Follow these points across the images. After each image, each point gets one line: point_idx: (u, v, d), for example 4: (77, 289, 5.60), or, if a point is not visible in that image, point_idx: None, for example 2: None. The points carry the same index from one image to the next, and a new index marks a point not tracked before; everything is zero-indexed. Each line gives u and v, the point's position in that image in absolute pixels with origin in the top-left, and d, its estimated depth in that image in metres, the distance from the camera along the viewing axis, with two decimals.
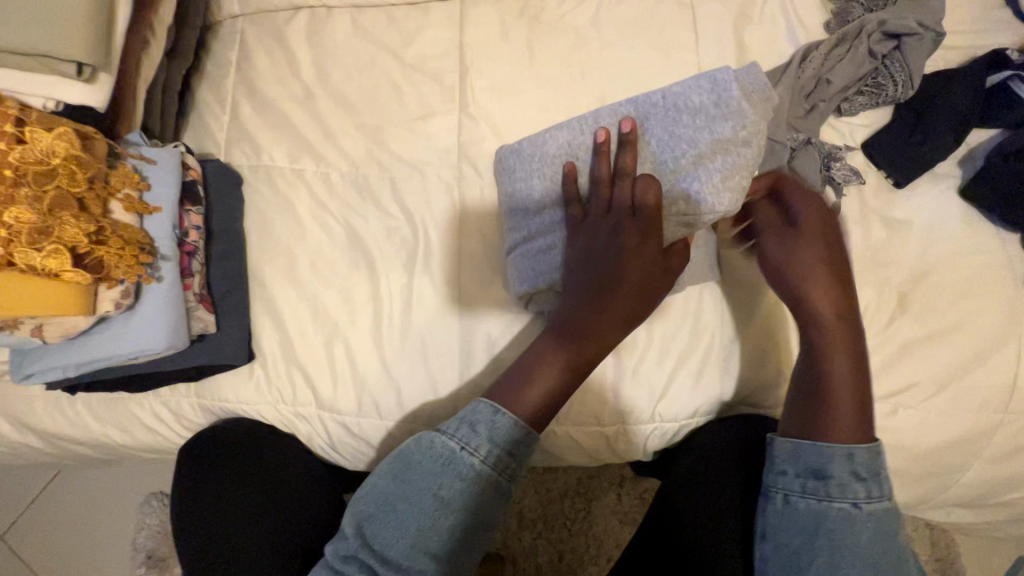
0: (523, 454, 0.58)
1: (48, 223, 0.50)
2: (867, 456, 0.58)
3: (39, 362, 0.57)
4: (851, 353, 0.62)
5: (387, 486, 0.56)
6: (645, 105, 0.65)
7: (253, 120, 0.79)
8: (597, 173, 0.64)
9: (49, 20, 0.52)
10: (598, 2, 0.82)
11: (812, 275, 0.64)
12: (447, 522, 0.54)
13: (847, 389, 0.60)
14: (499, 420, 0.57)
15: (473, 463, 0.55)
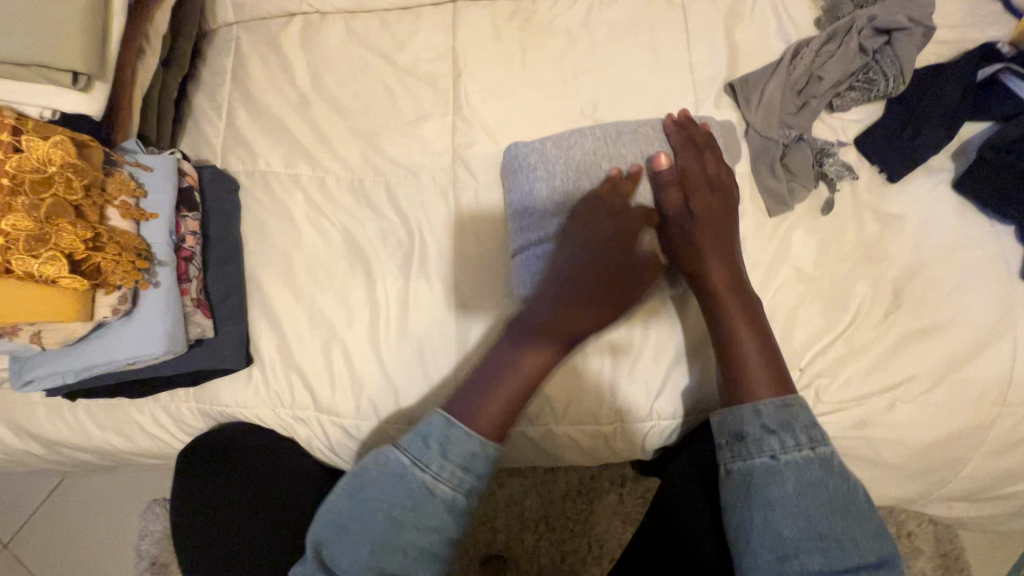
0: (481, 468, 0.58)
1: (44, 230, 0.50)
2: (774, 411, 0.59)
3: (39, 368, 0.58)
4: (750, 315, 0.65)
5: (339, 512, 0.56)
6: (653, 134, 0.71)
7: (249, 126, 0.79)
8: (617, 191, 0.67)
9: (44, 31, 0.53)
10: (588, 4, 0.82)
11: (711, 254, 0.67)
12: (402, 542, 0.54)
13: (762, 364, 0.62)
14: (453, 432, 0.58)
15: (427, 480, 0.56)
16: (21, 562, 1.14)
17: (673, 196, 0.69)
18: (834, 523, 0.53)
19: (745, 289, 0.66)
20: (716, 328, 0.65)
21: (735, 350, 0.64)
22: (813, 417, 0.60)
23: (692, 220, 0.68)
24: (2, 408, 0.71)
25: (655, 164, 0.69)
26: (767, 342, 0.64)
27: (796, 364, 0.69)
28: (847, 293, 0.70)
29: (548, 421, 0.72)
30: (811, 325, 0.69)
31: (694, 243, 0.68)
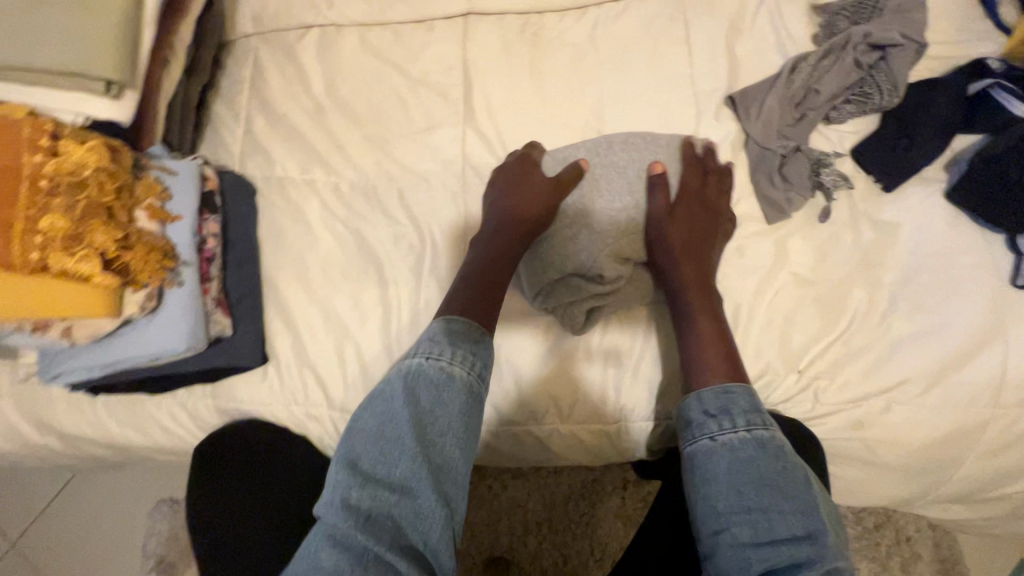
0: (486, 354, 0.64)
1: (79, 230, 0.52)
2: (714, 397, 0.62)
3: (67, 363, 0.60)
4: (711, 312, 0.68)
5: (372, 424, 0.59)
6: (658, 144, 0.75)
7: (266, 133, 0.82)
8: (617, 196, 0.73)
9: (81, 43, 0.56)
10: (595, 18, 0.86)
11: (684, 253, 0.70)
12: (437, 428, 0.58)
13: (716, 353, 0.65)
14: (453, 327, 0.64)
15: (443, 366, 0.61)
16: (34, 553, 1.17)
17: (658, 198, 0.72)
18: (762, 497, 0.56)
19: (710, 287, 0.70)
20: (680, 317, 0.69)
21: (694, 342, 0.66)
22: (755, 400, 0.62)
23: (669, 219, 0.71)
24: (24, 402, 0.73)
25: (650, 167, 0.73)
26: (727, 340, 0.67)
27: (795, 366, 0.71)
28: (843, 298, 0.72)
29: (554, 421, 0.74)
30: (810, 328, 0.71)
31: (668, 240, 0.71)
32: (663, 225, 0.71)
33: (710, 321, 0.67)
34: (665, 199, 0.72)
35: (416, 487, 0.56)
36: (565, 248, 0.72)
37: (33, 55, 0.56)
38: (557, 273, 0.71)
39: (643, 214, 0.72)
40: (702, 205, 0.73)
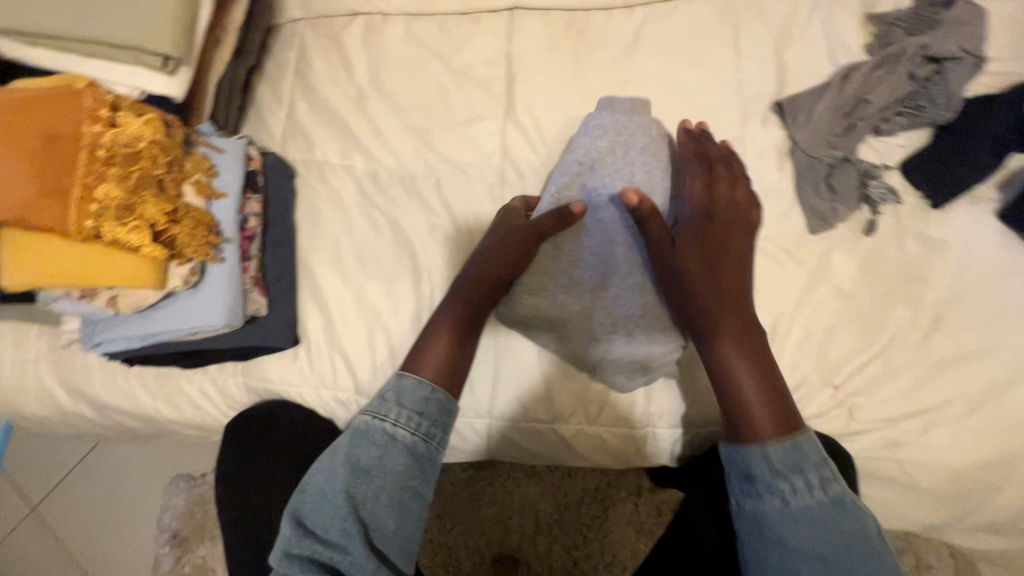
0: (435, 413, 0.64)
1: (131, 201, 0.52)
2: (783, 453, 0.58)
3: (108, 332, 0.61)
4: (753, 356, 0.64)
5: (318, 480, 0.60)
6: (596, 149, 0.72)
7: (309, 118, 0.83)
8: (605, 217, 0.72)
9: (144, 18, 0.58)
10: (642, 19, 0.85)
11: (707, 292, 0.68)
12: (373, 485, 0.59)
13: (763, 406, 0.61)
14: (404, 384, 0.64)
15: (386, 427, 0.62)
16: (62, 511, 1.27)
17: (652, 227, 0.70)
18: (847, 561, 0.55)
19: (745, 322, 0.66)
20: (712, 369, 0.65)
21: (734, 389, 0.63)
22: (823, 449, 0.59)
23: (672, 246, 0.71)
24: (62, 368, 0.74)
25: (625, 201, 0.70)
26: (769, 371, 0.64)
27: (831, 381, 0.70)
28: (885, 314, 0.71)
29: (581, 422, 0.73)
30: (847, 344, 0.70)
31: (681, 274, 0.70)
32: (667, 267, 0.70)
33: (744, 356, 0.64)
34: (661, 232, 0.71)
35: (348, 543, 0.57)
36: (574, 269, 0.71)
37: (96, 25, 0.57)
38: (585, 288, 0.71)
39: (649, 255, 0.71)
40: (708, 233, 0.72)
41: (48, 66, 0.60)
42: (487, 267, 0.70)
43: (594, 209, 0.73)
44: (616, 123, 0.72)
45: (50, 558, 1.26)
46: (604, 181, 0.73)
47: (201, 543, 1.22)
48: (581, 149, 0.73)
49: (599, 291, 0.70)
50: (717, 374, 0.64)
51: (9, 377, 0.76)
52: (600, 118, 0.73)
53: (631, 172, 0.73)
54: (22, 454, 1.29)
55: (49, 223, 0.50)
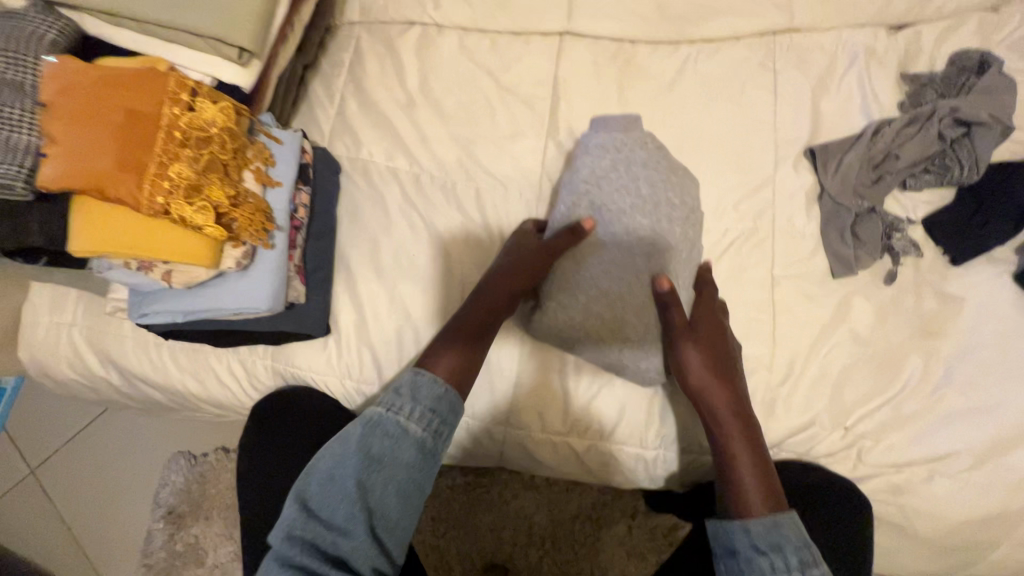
0: (446, 413, 0.64)
1: (200, 183, 0.55)
2: (763, 529, 0.60)
3: (155, 304, 0.63)
4: (750, 439, 0.66)
5: (326, 464, 0.60)
6: (598, 169, 0.71)
7: (358, 118, 0.87)
8: (619, 232, 0.68)
9: (227, 11, 0.61)
10: (686, 56, 0.88)
11: (715, 378, 0.67)
12: (381, 476, 0.60)
13: (757, 484, 0.64)
14: (420, 381, 0.64)
15: (400, 421, 0.62)
16: (62, 476, 1.30)
17: (675, 316, 0.68)
18: None
19: (742, 403, 0.67)
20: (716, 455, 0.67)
21: (729, 464, 0.66)
22: (809, 539, 0.59)
23: (693, 336, 0.68)
24: (97, 333, 0.76)
25: (657, 286, 0.68)
26: (759, 451, 0.66)
27: (842, 422, 0.72)
28: (899, 362, 0.73)
29: (595, 437, 0.75)
30: (860, 388, 0.72)
31: (693, 366, 0.68)
32: (682, 351, 0.68)
33: (741, 436, 0.66)
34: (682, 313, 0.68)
35: (352, 529, 0.58)
36: (593, 285, 0.68)
37: (180, 13, 0.60)
38: (603, 301, 0.68)
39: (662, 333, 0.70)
40: (716, 324, 0.70)
41: (130, 46, 0.63)
42: (502, 279, 0.71)
43: (604, 226, 0.69)
44: (615, 140, 0.72)
45: (48, 521, 1.29)
46: (611, 197, 0.70)
47: (195, 522, 1.24)
48: (585, 169, 0.71)
49: (620, 306, 0.68)
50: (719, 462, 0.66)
51: (47, 337, 0.78)
52: (598, 137, 0.73)
53: (640, 185, 0.70)
54: (29, 416, 1.32)
55: (123, 196, 0.51)
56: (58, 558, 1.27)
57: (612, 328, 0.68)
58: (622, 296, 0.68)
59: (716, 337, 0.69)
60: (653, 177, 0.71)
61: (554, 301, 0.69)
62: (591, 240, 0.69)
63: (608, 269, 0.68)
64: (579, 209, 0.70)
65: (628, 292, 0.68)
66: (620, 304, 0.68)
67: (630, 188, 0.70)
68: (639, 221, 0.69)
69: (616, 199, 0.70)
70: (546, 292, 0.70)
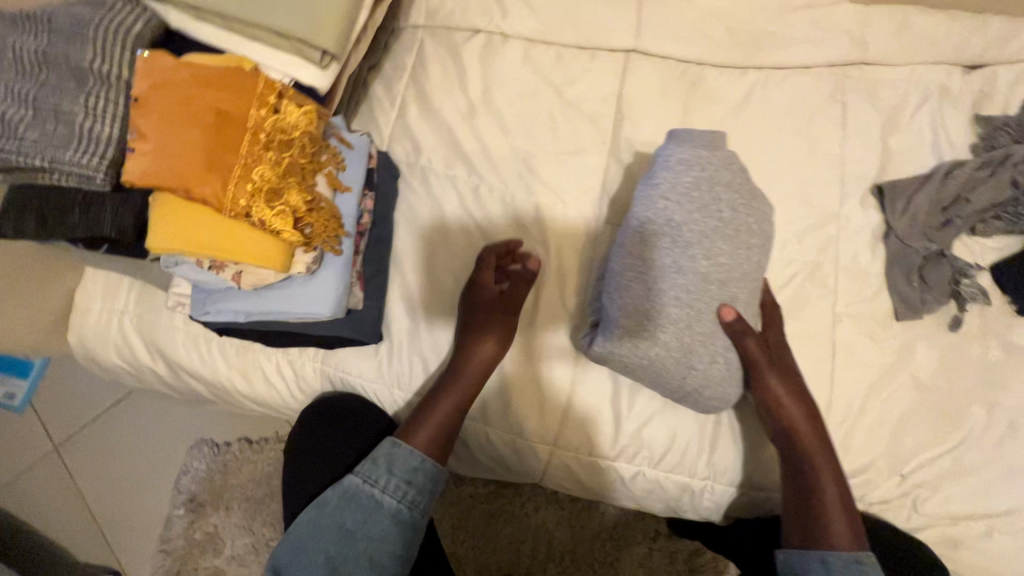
0: (420, 483, 0.72)
1: (281, 187, 0.54)
2: (844, 565, 0.63)
3: (218, 303, 0.62)
4: (833, 469, 0.67)
5: (308, 529, 0.71)
6: (682, 186, 0.67)
7: (419, 124, 0.86)
8: (698, 255, 0.65)
9: (315, 14, 0.60)
10: (753, 82, 0.87)
11: (790, 404, 0.68)
12: (355, 546, 0.69)
13: (839, 516, 0.65)
14: (396, 452, 0.72)
15: (375, 493, 0.71)
16: (84, 456, 1.30)
17: (749, 341, 0.67)
18: None
19: (821, 431, 0.68)
20: (798, 481, 0.67)
21: (819, 498, 0.66)
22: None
23: (769, 361, 0.68)
24: (148, 324, 0.76)
25: (722, 316, 0.67)
26: (841, 483, 0.67)
27: (899, 469, 0.70)
28: (960, 411, 0.71)
29: (643, 464, 0.74)
30: (919, 435, 0.71)
31: (771, 391, 0.68)
32: (770, 386, 0.68)
33: (828, 466, 0.67)
34: (763, 348, 0.69)
35: None
36: (666, 307, 0.65)
37: (268, 12, 0.60)
38: (676, 328, 0.65)
39: (743, 366, 0.69)
40: (785, 353, 0.70)
41: (212, 41, 0.62)
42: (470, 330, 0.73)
43: (683, 248, 0.65)
44: (699, 156, 0.68)
45: (68, 500, 1.29)
46: (692, 218, 0.66)
47: (215, 512, 1.23)
48: (665, 184, 0.67)
49: (693, 331, 0.65)
50: (797, 489, 0.67)
51: (98, 323, 0.78)
52: (679, 152, 0.69)
53: (722, 209, 0.67)
54: (55, 393, 1.32)
55: (208, 197, 0.51)
56: (76, 537, 1.27)
57: (680, 356, 0.65)
58: (694, 321, 0.65)
59: (788, 365, 0.70)
60: (734, 200, 0.68)
61: (621, 324, 0.65)
62: (668, 262, 0.65)
63: (683, 296, 0.65)
64: (656, 227, 0.66)
65: (700, 319, 0.66)
66: (694, 332, 0.65)
67: (712, 211, 0.66)
68: (720, 246, 0.66)
69: (697, 221, 0.66)
70: (612, 310, 0.66)
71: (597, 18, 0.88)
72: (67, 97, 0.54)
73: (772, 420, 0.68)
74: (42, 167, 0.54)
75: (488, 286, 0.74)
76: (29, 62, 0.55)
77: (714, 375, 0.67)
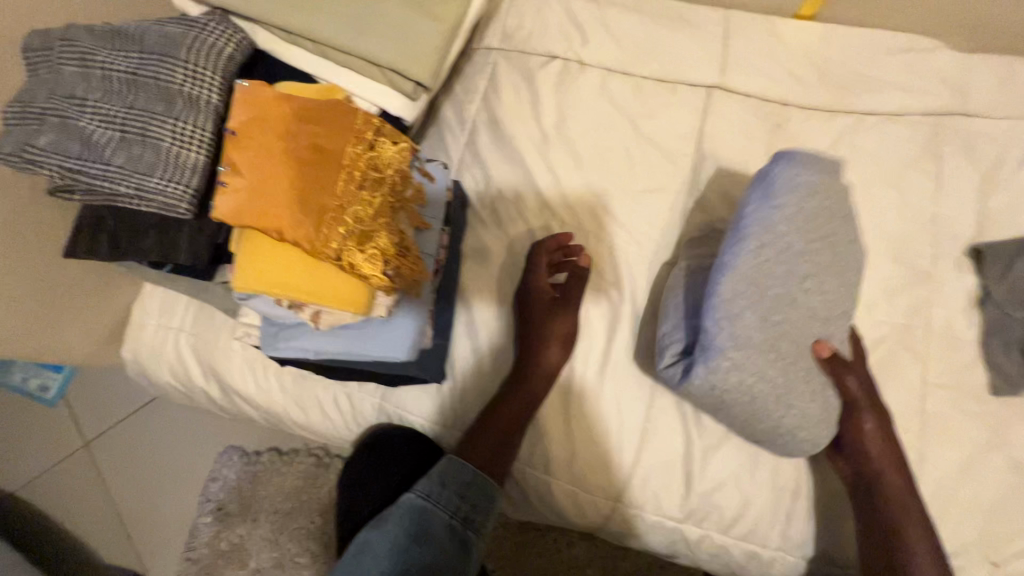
0: (473, 498, 0.67)
1: (373, 229, 0.50)
2: None
3: (289, 341, 0.59)
4: (921, 517, 0.64)
5: (358, 546, 0.66)
6: (805, 217, 0.61)
7: (490, 152, 0.83)
8: (806, 290, 0.61)
9: (412, 46, 0.58)
10: (844, 127, 0.82)
11: (882, 447, 0.65)
12: (405, 563, 0.63)
13: (930, 568, 0.62)
14: (449, 467, 0.68)
15: (427, 506, 0.67)
16: (111, 456, 1.28)
17: (846, 380, 0.64)
18: None
19: (910, 478, 0.65)
20: (889, 532, 0.63)
21: (904, 545, 0.62)
22: None
23: (863, 401, 0.65)
24: (205, 345, 0.74)
25: (818, 356, 0.63)
26: (932, 534, 0.64)
27: (989, 557, 0.66)
28: None
29: (713, 529, 0.70)
30: (1012, 521, 0.66)
31: (862, 434, 0.65)
32: (861, 426, 0.65)
33: (914, 512, 0.64)
34: (860, 386, 0.65)
35: None
36: (773, 343, 0.60)
37: (365, 41, 0.57)
38: (778, 365, 0.61)
39: (839, 402, 0.65)
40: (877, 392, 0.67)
41: (300, 67, 0.59)
42: (527, 335, 0.72)
43: (796, 280, 0.61)
44: (820, 184, 0.62)
45: (93, 500, 1.27)
46: (807, 250, 0.61)
47: (242, 523, 1.21)
48: (787, 210, 0.61)
49: (793, 369, 0.62)
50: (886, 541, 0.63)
51: (154, 340, 0.76)
52: (805, 176, 0.62)
53: (834, 241, 0.63)
54: (88, 391, 1.31)
55: (301, 241, 0.48)
56: (100, 537, 1.26)
57: (779, 394, 0.61)
58: (796, 358, 0.62)
59: (880, 406, 0.66)
60: (844, 233, 0.64)
61: (727, 358, 0.59)
62: (779, 295, 0.60)
63: (786, 332, 0.61)
64: (772, 256, 0.60)
65: (798, 359, 0.62)
66: (794, 371, 0.62)
67: (824, 245, 0.62)
68: (826, 282, 0.62)
69: (810, 253, 0.61)
70: (719, 341, 0.59)
71: (680, 49, 0.84)
72: (155, 120, 0.52)
73: (852, 458, 0.66)
74: (127, 193, 0.53)
75: (542, 285, 0.73)
76: (119, 82, 0.54)
77: (809, 415, 0.63)
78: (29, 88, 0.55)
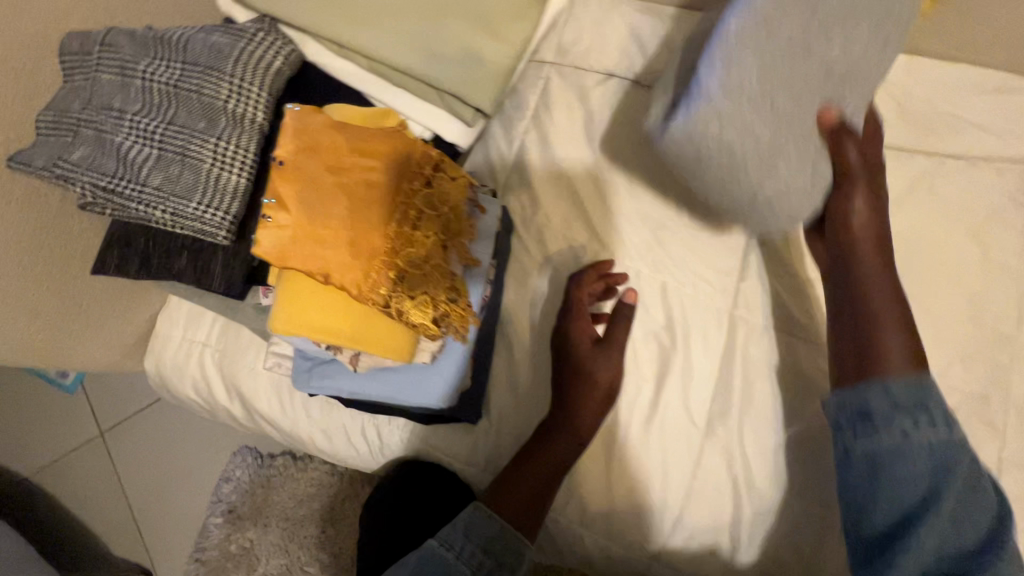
0: (500, 554, 0.61)
1: (424, 272, 0.46)
2: None
3: (321, 380, 0.55)
4: (898, 310, 0.58)
5: None
6: None
7: (538, 174, 0.77)
8: (826, 40, 0.50)
9: (474, 70, 0.55)
10: (927, 170, 0.74)
11: (867, 225, 0.59)
12: None
13: (901, 351, 0.55)
14: (476, 518, 0.62)
15: (449, 560, 0.59)
16: (124, 449, 1.27)
17: (845, 148, 0.56)
18: None
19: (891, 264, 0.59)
20: (857, 309, 0.58)
21: (872, 330, 0.57)
22: None
23: (852, 177, 0.58)
24: (230, 364, 0.71)
25: (823, 121, 0.55)
26: (908, 320, 0.57)
27: None
28: None
29: None
30: None
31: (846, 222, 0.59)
32: (850, 200, 0.59)
33: (887, 293, 0.58)
34: (858, 154, 0.59)
35: None
36: (782, 107, 0.50)
37: (425, 63, 0.54)
38: (775, 126, 0.51)
39: (833, 174, 0.59)
40: (876, 176, 0.61)
41: (354, 86, 0.56)
42: (569, 382, 0.67)
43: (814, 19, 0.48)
44: None
45: (103, 493, 1.25)
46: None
47: (252, 527, 1.17)
48: None
49: (793, 123, 0.52)
50: (852, 329, 0.58)
51: (178, 355, 0.74)
52: None
53: None
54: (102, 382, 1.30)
55: (348, 286, 0.44)
56: (110, 530, 1.25)
57: (765, 159, 0.52)
58: (803, 116, 0.52)
59: (878, 189, 0.60)
60: None
61: (714, 108, 0.48)
62: (792, 61, 0.49)
63: (790, 103, 0.51)
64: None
65: (799, 130, 0.53)
66: (787, 129, 0.52)
67: None
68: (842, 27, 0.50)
69: None
70: (708, 83, 0.47)
71: None
72: (196, 139, 0.48)
73: (833, 240, 0.61)
74: (163, 217, 0.49)
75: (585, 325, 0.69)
76: (160, 94, 0.50)
77: (796, 183, 0.55)
78: (68, 94, 0.53)
